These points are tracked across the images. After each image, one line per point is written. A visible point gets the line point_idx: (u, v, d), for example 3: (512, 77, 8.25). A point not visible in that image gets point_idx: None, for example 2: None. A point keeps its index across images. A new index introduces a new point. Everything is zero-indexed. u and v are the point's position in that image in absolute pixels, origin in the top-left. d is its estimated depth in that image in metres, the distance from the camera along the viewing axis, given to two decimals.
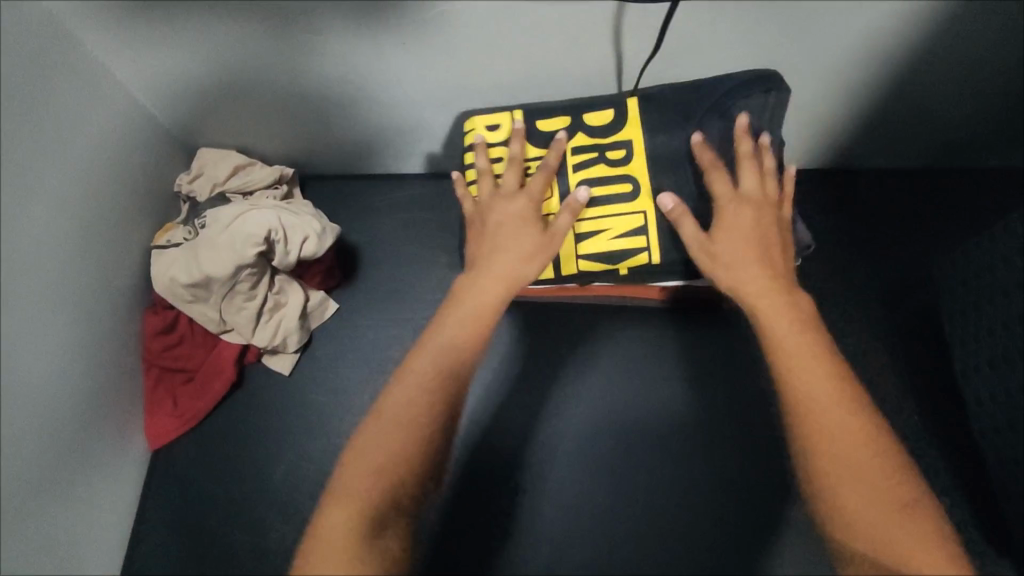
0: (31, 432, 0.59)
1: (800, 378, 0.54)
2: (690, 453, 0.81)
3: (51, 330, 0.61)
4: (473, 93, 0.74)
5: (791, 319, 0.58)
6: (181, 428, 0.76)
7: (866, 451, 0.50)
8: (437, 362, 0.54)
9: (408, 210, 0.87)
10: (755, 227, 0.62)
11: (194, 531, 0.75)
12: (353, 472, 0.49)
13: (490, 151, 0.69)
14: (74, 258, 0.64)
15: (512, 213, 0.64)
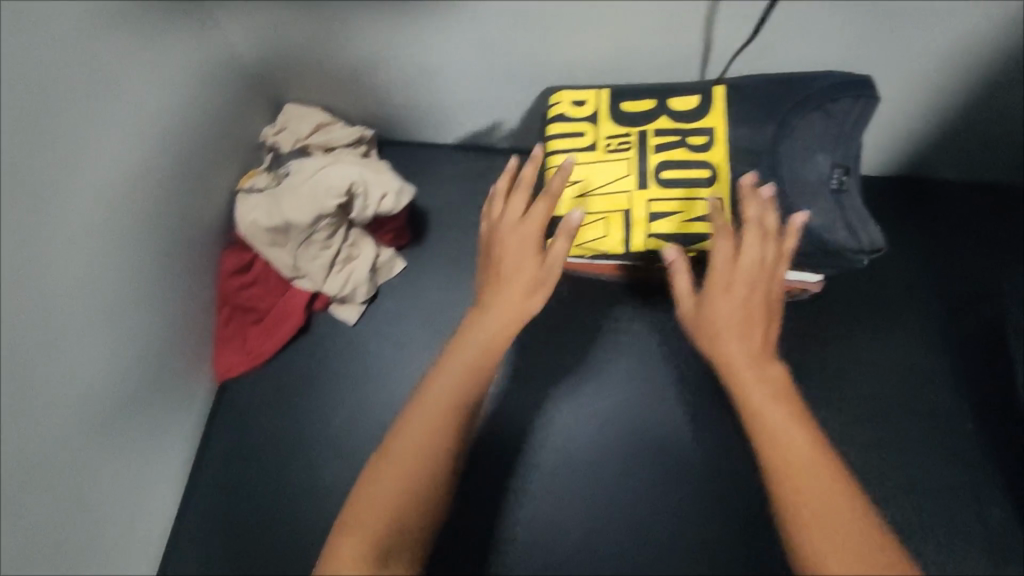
0: (105, 347, 0.62)
1: (776, 446, 0.49)
2: (739, 445, 0.80)
3: (136, 253, 0.64)
4: (557, 70, 0.76)
5: (773, 391, 0.52)
6: (246, 366, 0.79)
7: (847, 519, 0.46)
8: (450, 393, 0.53)
9: (478, 180, 0.89)
10: (747, 290, 0.56)
11: (252, 463, 0.78)
12: (363, 505, 0.49)
13: (574, 125, 0.71)
14: (169, 191, 0.68)
15: (513, 244, 0.60)
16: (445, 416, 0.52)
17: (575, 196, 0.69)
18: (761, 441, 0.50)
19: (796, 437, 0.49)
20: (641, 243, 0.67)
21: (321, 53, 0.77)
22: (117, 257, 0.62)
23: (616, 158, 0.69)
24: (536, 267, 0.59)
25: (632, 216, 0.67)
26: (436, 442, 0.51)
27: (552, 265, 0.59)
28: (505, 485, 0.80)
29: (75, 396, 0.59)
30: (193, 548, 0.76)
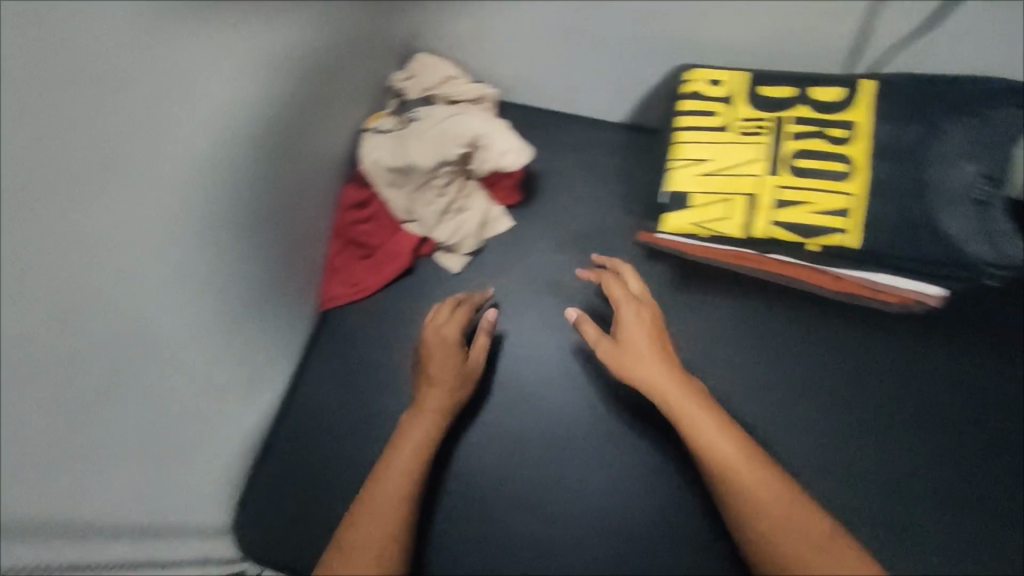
0: (238, 250, 0.64)
1: (719, 443, 0.59)
2: (829, 445, 0.79)
3: (271, 166, 0.67)
4: (697, 46, 0.77)
5: (703, 406, 0.62)
6: (350, 299, 0.82)
7: (785, 499, 0.56)
8: (398, 468, 0.65)
9: (592, 151, 0.91)
10: (650, 331, 0.67)
11: (345, 390, 0.80)
12: (358, 548, 0.58)
13: (707, 103, 0.70)
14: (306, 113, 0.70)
15: (437, 351, 0.74)
16: (407, 469, 0.65)
17: (700, 175, 0.68)
18: (700, 446, 0.59)
19: (723, 436, 0.59)
20: (761, 230, 0.67)
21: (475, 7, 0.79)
22: (262, 167, 0.66)
23: (748, 142, 0.68)
24: (461, 369, 0.74)
25: (757, 201, 0.67)
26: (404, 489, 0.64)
27: (475, 364, 0.75)
28: (592, 456, 0.79)
29: (218, 286, 0.64)
30: (283, 469, 0.77)
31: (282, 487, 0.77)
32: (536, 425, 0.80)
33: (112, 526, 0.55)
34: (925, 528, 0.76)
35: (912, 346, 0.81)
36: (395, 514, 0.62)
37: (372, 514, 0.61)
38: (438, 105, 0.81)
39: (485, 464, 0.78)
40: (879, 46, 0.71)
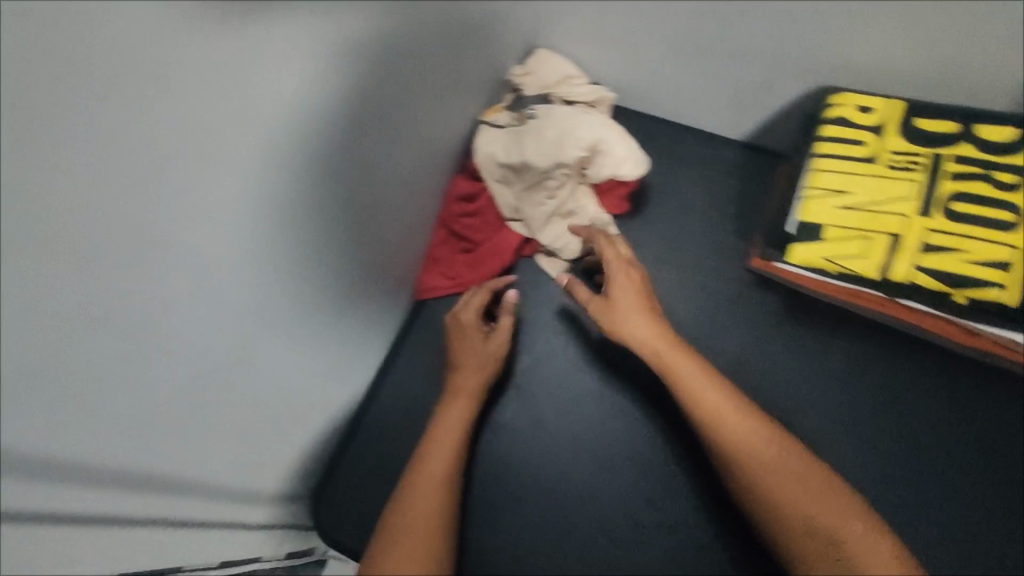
0: (349, 229, 0.66)
1: (707, 398, 0.64)
2: (936, 511, 0.73)
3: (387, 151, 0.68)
4: (844, 70, 0.72)
5: (693, 364, 0.66)
6: (446, 291, 0.82)
7: (771, 445, 0.61)
8: (436, 455, 0.67)
9: (708, 169, 0.87)
10: (640, 292, 0.71)
11: (429, 380, 0.80)
12: (407, 527, 0.60)
13: (855, 132, 0.65)
14: (425, 99, 0.71)
15: (458, 335, 0.75)
16: (445, 461, 0.66)
17: (838, 208, 0.64)
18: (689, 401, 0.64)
19: (715, 396, 0.63)
20: (901, 273, 0.62)
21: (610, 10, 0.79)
22: (382, 152, 0.67)
23: (896, 177, 0.63)
24: (484, 352, 0.75)
25: (901, 243, 0.62)
26: (443, 475, 0.65)
27: (499, 341, 0.76)
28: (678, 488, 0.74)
29: (331, 259, 0.65)
30: (365, 455, 0.77)
31: (362, 472, 0.76)
32: (624, 447, 0.76)
33: (208, 485, 0.57)
34: None
35: None
36: (439, 501, 0.63)
37: (416, 498, 0.62)
38: (555, 105, 0.80)
39: (568, 478, 0.75)
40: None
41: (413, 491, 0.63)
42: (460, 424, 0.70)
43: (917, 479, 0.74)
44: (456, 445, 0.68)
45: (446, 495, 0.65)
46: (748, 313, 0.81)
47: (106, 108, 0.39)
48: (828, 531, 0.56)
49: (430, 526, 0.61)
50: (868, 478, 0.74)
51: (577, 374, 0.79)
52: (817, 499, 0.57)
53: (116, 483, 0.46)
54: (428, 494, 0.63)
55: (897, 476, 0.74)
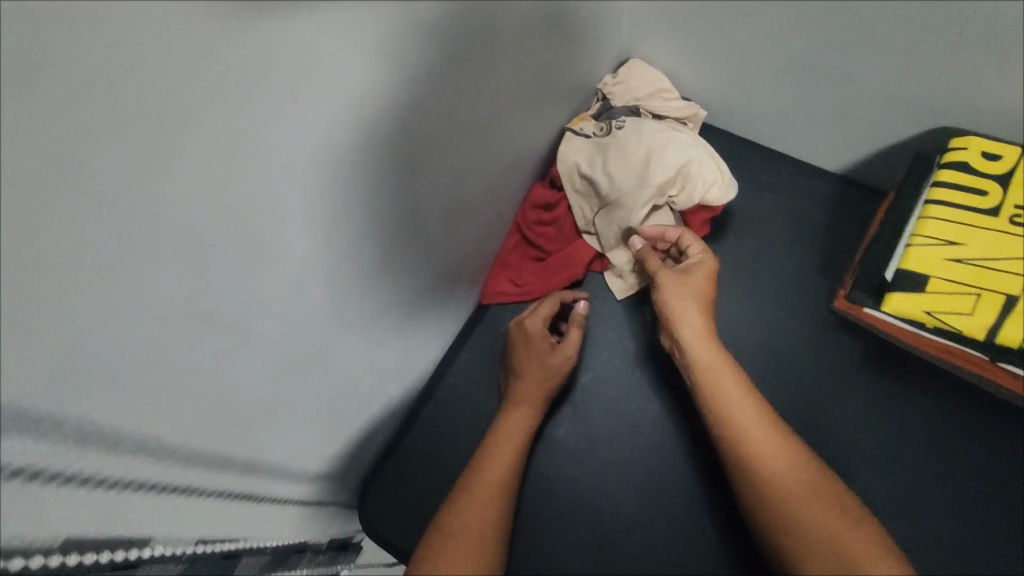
0: (427, 227, 0.66)
1: (736, 404, 0.62)
2: None
3: (473, 150, 0.68)
4: (961, 110, 0.68)
5: (730, 369, 0.65)
6: (512, 297, 0.81)
7: (797, 464, 0.58)
8: (496, 462, 0.66)
9: (797, 199, 0.83)
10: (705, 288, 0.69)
11: (487, 383, 0.79)
12: (464, 535, 0.59)
13: (975, 179, 0.60)
14: (514, 102, 0.71)
15: (523, 346, 0.75)
16: (504, 467, 0.66)
17: (946, 258, 0.59)
18: (718, 406, 0.63)
19: (745, 405, 0.62)
20: (1012, 339, 0.57)
21: (711, 27, 0.77)
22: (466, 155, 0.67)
23: (1019, 233, 0.58)
24: (549, 362, 0.74)
25: (1018, 305, 0.56)
26: (499, 486, 0.65)
27: (566, 352, 0.75)
28: (735, 528, 0.71)
29: (408, 254, 0.65)
30: (416, 454, 0.77)
31: (413, 471, 0.76)
32: (682, 481, 0.73)
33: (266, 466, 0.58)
34: None
35: None
36: (492, 508, 0.63)
37: (472, 505, 0.62)
38: (638, 120, 0.78)
39: (618, 500, 0.73)
40: None
41: (468, 497, 0.62)
42: (519, 434, 0.70)
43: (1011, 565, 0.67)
44: (516, 453, 0.68)
45: (503, 503, 0.64)
46: (827, 355, 0.76)
47: (248, 92, 0.38)
48: (844, 556, 0.52)
49: (483, 537, 0.60)
50: (952, 556, 0.68)
51: (637, 395, 0.77)
52: (844, 525, 0.54)
53: (200, 470, 0.46)
54: (483, 504, 0.62)
55: (986, 555, 0.68)
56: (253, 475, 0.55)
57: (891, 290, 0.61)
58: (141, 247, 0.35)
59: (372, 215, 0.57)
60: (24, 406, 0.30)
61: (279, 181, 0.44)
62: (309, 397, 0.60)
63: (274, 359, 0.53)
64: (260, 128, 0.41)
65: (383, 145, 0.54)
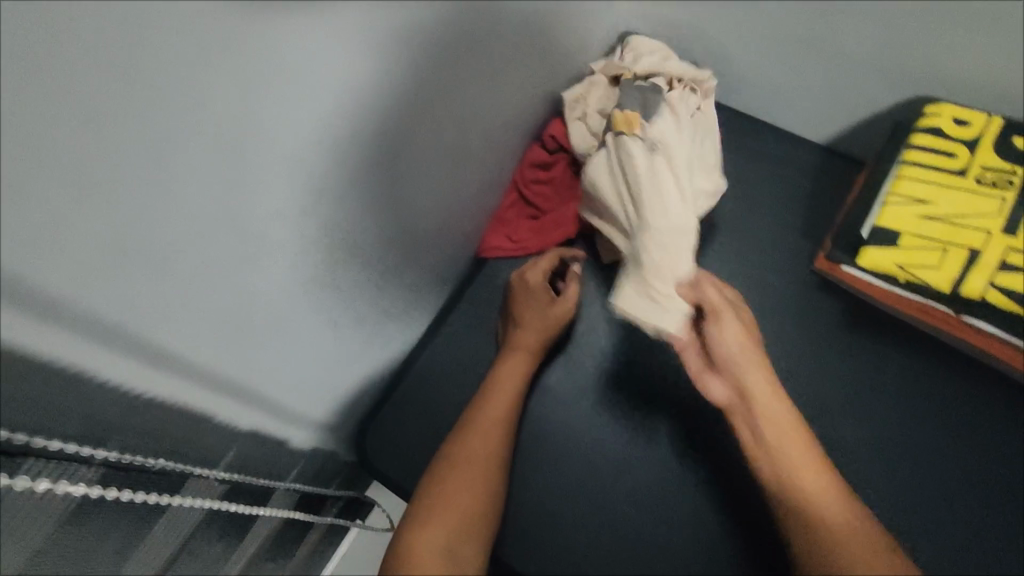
0: (432, 174, 0.69)
1: (794, 459, 0.59)
2: (980, 533, 0.71)
3: (476, 105, 0.71)
4: (939, 82, 0.72)
5: (793, 426, 0.61)
6: (507, 253, 0.85)
7: (857, 521, 0.56)
8: (495, 400, 0.70)
9: (785, 166, 0.87)
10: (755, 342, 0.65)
11: (482, 333, 0.83)
12: (463, 470, 0.64)
13: (946, 142, 0.65)
14: (518, 62, 0.74)
15: (524, 296, 0.77)
16: (503, 404, 0.70)
17: (917, 216, 0.64)
18: (780, 463, 0.60)
19: (806, 461, 0.59)
20: (974, 290, 0.61)
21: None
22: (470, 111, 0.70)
23: (985, 193, 0.62)
24: (546, 312, 0.77)
25: (980, 258, 0.61)
26: (497, 421, 0.69)
27: (564, 303, 0.79)
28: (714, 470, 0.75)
29: (413, 200, 0.68)
30: (414, 398, 0.79)
31: (410, 412, 0.79)
32: (669, 428, 0.77)
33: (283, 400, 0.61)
34: None
35: None
36: (496, 440, 0.68)
37: (475, 434, 0.67)
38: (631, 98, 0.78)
39: (604, 444, 0.77)
40: None
41: (471, 429, 0.67)
42: (518, 375, 0.73)
43: (973, 511, 0.72)
44: (513, 394, 0.72)
45: (507, 433, 0.69)
46: (806, 313, 0.80)
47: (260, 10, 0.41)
48: None
49: (487, 461, 0.66)
50: (920, 500, 0.72)
51: (625, 348, 0.81)
52: None
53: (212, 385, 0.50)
54: (487, 437, 0.67)
55: (951, 502, 0.72)
56: (261, 402, 0.58)
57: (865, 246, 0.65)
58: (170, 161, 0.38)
59: (381, 157, 0.59)
60: (50, 285, 0.33)
61: (291, 108, 0.47)
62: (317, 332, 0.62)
63: (287, 288, 0.55)
64: (275, 52, 0.43)
65: (393, 88, 0.56)
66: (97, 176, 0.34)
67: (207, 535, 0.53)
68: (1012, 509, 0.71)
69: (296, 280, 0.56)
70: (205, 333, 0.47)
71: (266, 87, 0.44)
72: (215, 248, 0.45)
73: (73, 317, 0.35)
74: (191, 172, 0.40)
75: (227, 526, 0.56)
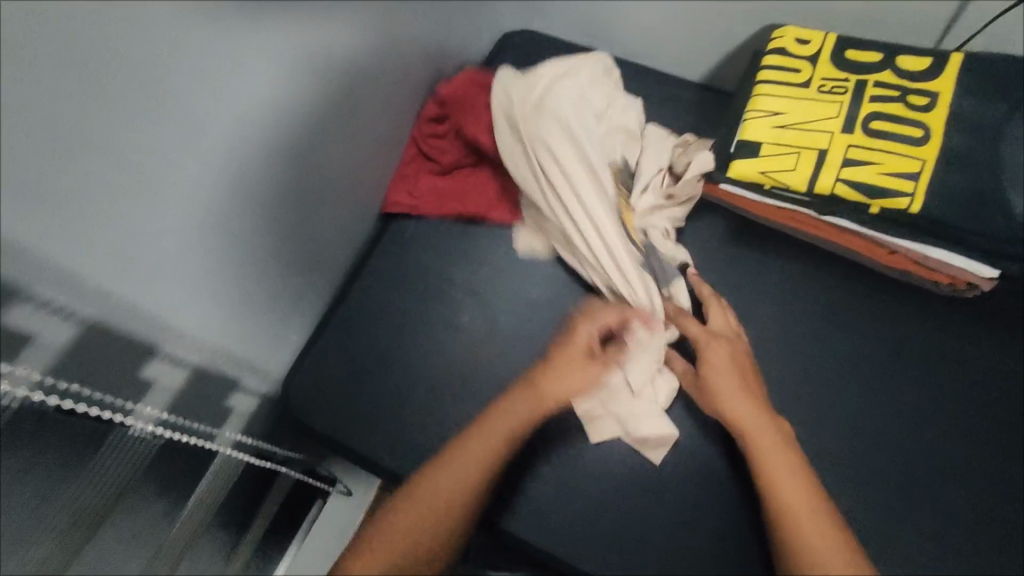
0: (330, 126, 0.70)
1: (775, 476, 0.64)
2: (863, 406, 0.76)
3: (373, 55, 0.72)
4: (787, 9, 0.80)
5: (773, 444, 0.66)
6: (407, 208, 0.86)
7: (814, 520, 0.60)
8: (483, 438, 0.65)
9: (668, 100, 0.91)
10: (734, 370, 0.71)
11: (389, 280, 0.83)
12: (416, 503, 0.61)
13: (792, 59, 0.72)
14: (411, 13, 0.77)
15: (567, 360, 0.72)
16: (493, 445, 0.65)
17: (773, 126, 0.70)
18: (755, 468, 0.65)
19: (782, 467, 0.64)
20: (826, 187, 0.68)
21: None
22: (370, 69, 0.73)
23: (827, 100, 0.70)
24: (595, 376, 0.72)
25: (828, 157, 0.68)
26: (481, 458, 0.64)
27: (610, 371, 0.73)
28: None
29: (313, 153, 0.69)
30: (327, 349, 0.79)
31: (329, 367, 0.78)
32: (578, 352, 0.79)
33: (211, 361, 0.62)
34: (951, 503, 0.72)
35: (964, 327, 0.78)
36: (472, 480, 0.63)
37: (444, 466, 0.63)
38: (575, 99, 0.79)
39: (516, 374, 0.78)
40: (970, 25, 0.74)
41: (442, 460, 0.64)
42: (499, 437, 0.66)
43: (862, 400, 0.76)
44: (509, 437, 0.66)
45: (490, 475, 0.64)
46: (696, 231, 0.85)
47: None
48: None
49: (450, 500, 0.62)
50: (809, 386, 0.77)
51: (530, 282, 0.83)
52: (836, 567, 0.56)
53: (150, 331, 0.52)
54: (456, 475, 0.63)
55: (839, 391, 0.77)
56: (196, 356, 0.59)
57: (732, 160, 0.72)
58: (91, 96, 0.41)
59: (284, 109, 0.62)
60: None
61: (208, 60, 0.51)
62: (228, 286, 0.62)
63: (202, 238, 0.57)
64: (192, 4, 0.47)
65: (290, 38, 0.59)
66: (45, 109, 0.38)
67: (147, 489, 0.56)
68: (897, 394, 0.76)
69: (217, 231, 0.58)
70: (144, 283, 0.50)
71: (188, 48, 0.48)
72: (135, 194, 0.47)
73: (6, 236, 0.37)
74: (127, 123, 0.45)
75: (175, 490, 0.60)
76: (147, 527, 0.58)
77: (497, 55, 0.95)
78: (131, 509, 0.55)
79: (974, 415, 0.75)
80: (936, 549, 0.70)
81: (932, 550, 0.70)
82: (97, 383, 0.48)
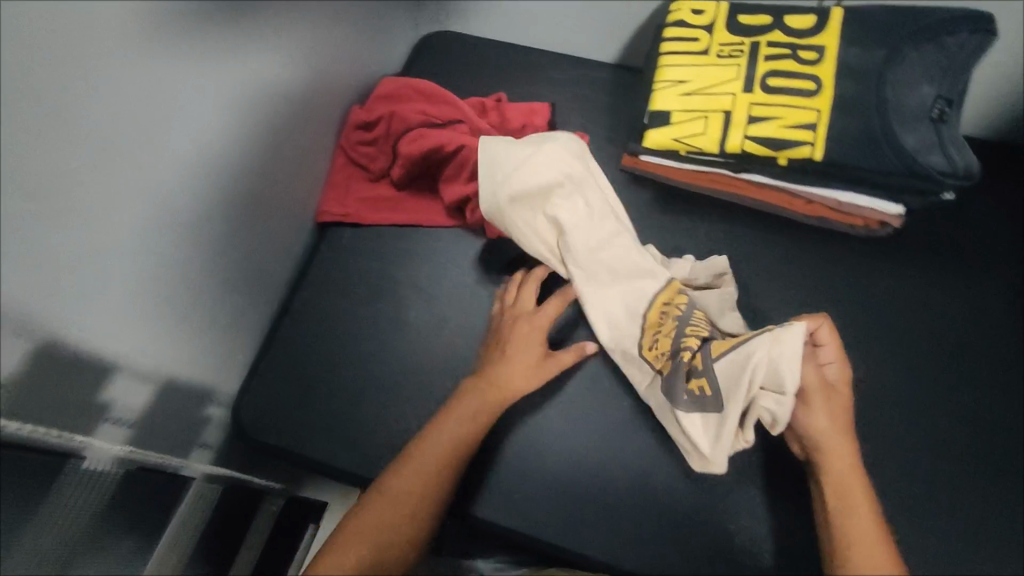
0: (256, 141, 0.70)
1: (861, 534, 0.59)
2: None
3: (295, 69, 0.73)
4: None
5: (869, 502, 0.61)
6: (342, 215, 0.87)
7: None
8: (437, 443, 0.66)
9: (587, 83, 0.94)
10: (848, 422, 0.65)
11: (331, 288, 0.83)
12: (374, 514, 0.62)
13: (691, 29, 0.76)
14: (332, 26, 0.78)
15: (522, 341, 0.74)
16: (439, 456, 0.66)
17: (680, 95, 0.74)
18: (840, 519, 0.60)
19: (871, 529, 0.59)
20: (734, 145, 0.72)
21: None
22: (292, 81, 0.73)
23: (726, 65, 0.73)
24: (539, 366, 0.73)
25: (732, 117, 0.72)
26: (435, 463, 0.65)
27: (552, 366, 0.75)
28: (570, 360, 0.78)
29: (240, 170, 0.69)
30: (275, 363, 0.79)
31: (279, 379, 0.78)
32: None
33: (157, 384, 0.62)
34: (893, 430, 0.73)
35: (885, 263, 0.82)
36: (426, 486, 0.64)
37: (399, 472, 0.65)
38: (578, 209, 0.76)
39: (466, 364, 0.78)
40: None
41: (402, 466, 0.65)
42: (454, 440, 0.67)
43: None
44: (461, 439, 0.67)
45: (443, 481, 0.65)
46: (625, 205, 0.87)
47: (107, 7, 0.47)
48: None
49: (409, 509, 0.63)
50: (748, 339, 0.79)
51: (470, 272, 0.84)
52: None
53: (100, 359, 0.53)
54: (410, 483, 0.64)
55: None
56: (145, 381, 0.60)
57: (648, 133, 0.75)
58: (29, 133, 0.43)
59: (218, 132, 0.63)
60: None
61: (149, 94, 0.53)
62: (168, 311, 0.62)
63: (152, 268, 0.58)
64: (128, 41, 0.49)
65: (221, 64, 0.60)
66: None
67: (109, 518, 0.57)
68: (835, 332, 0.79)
69: (164, 262, 0.60)
70: (92, 312, 0.52)
71: (130, 85, 0.51)
72: (82, 227, 0.49)
73: None
74: (69, 159, 0.47)
75: (134, 517, 0.61)
76: (109, 558, 0.57)
77: (416, 57, 0.97)
78: (95, 538, 0.55)
79: (906, 344, 0.77)
80: (885, 479, 0.70)
81: (881, 478, 0.70)
82: (53, 408, 0.49)
